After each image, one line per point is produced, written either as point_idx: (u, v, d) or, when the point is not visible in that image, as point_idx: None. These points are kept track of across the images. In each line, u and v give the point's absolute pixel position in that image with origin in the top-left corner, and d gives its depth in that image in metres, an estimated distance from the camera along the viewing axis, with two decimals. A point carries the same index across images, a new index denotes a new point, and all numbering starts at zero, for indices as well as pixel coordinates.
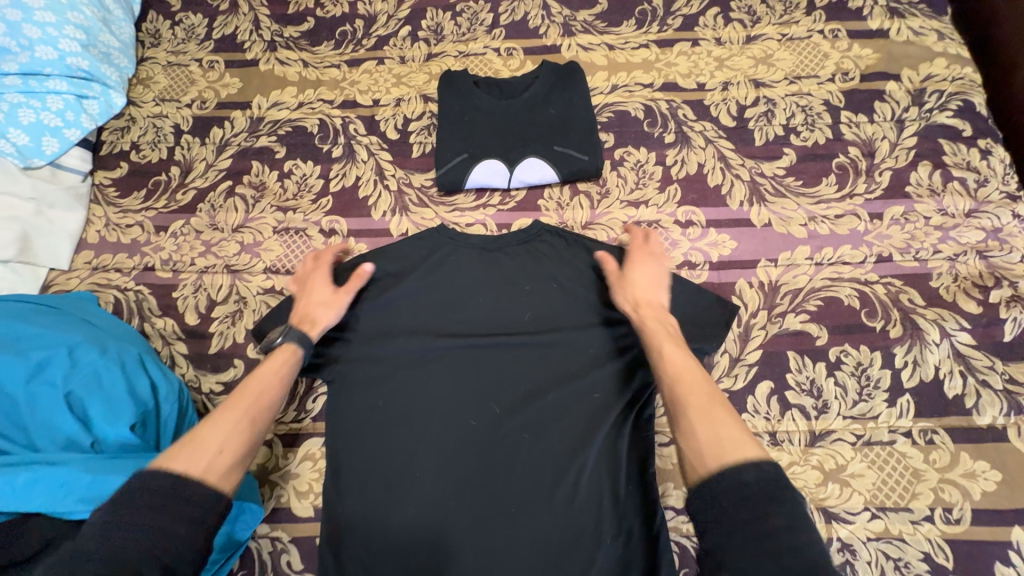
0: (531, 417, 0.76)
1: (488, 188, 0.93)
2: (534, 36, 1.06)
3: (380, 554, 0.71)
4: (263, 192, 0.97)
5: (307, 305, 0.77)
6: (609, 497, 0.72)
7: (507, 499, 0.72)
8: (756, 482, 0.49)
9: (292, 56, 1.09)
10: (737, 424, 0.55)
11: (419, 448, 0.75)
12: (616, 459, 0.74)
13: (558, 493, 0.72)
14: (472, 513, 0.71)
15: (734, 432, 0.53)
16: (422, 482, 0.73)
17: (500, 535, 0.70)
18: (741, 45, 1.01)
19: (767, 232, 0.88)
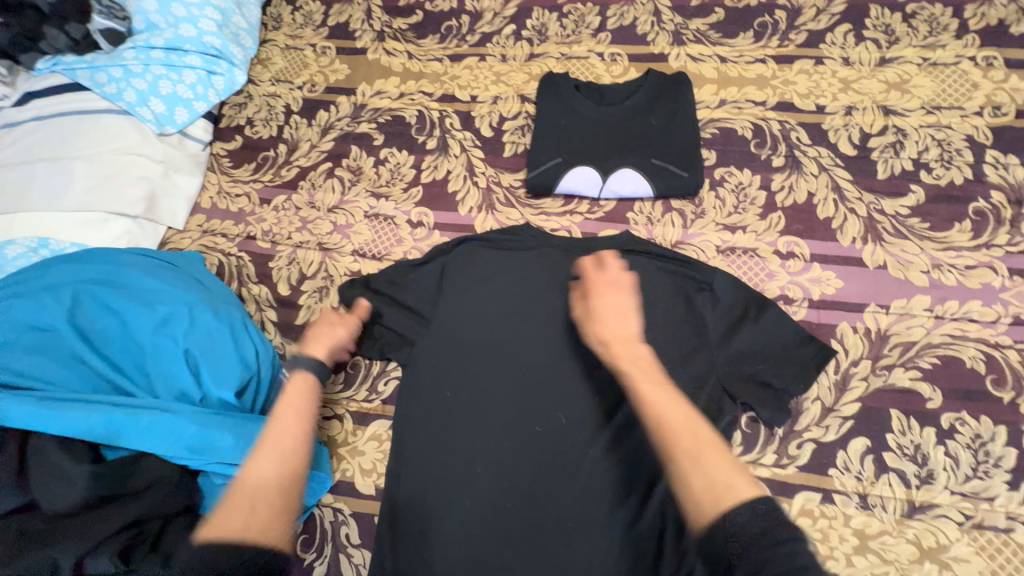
0: (599, 435, 0.74)
1: (578, 195, 0.92)
2: (641, 42, 1.02)
3: (435, 546, 0.71)
4: (359, 177, 1.01)
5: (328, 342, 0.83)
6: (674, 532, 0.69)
7: (565, 513, 0.71)
8: (749, 523, 0.42)
9: (399, 47, 1.13)
10: (733, 463, 0.46)
11: (483, 445, 0.75)
12: None
13: (618, 515, 0.70)
14: (529, 520, 0.71)
15: (733, 475, 0.45)
16: (481, 481, 0.73)
17: (553, 545, 0.70)
18: (873, 67, 0.93)
19: (881, 274, 0.80)
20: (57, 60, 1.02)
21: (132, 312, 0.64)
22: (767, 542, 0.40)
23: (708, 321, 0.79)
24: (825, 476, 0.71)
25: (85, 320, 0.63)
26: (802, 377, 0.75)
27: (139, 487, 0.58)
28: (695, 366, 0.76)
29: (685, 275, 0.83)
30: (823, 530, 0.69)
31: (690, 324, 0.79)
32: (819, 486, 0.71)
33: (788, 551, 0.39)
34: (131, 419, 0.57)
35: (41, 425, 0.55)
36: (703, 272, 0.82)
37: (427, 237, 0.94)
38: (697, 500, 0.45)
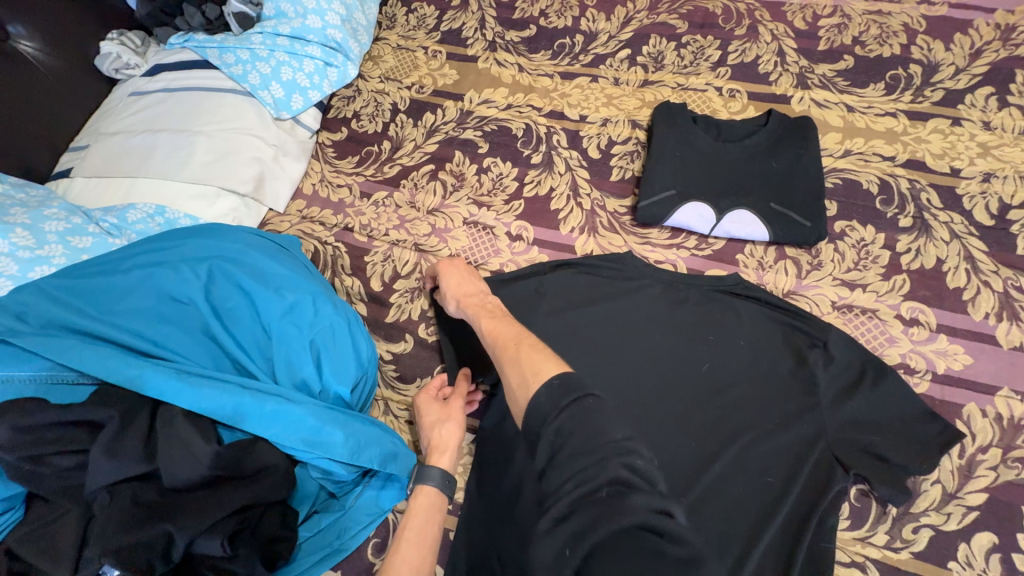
0: (695, 484, 0.71)
1: (686, 230, 0.90)
2: (763, 81, 1.00)
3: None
4: (461, 183, 1.01)
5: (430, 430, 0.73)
6: None
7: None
8: (545, 400, 0.52)
9: (509, 58, 1.13)
10: (546, 359, 0.59)
11: None
12: (786, 558, 0.67)
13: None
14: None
15: (539, 365, 0.57)
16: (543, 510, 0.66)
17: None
18: (1017, 135, 0.88)
19: (1017, 357, 0.75)
20: (189, 37, 1.06)
21: (262, 296, 0.65)
22: (565, 408, 0.51)
23: (821, 378, 0.75)
24: (943, 568, 0.66)
25: (220, 299, 0.65)
26: (926, 456, 0.70)
27: (251, 471, 0.57)
28: (803, 425, 0.73)
29: (795, 329, 0.80)
30: None
31: (800, 379, 0.76)
32: None
33: (584, 413, 0.50)
34: (255, 402, 0.58)
35: (172, 398, 0.56)
36: (817, 327, 0.79)
37: (525, 252, 0.93)
38: (516, 394, 0.57)
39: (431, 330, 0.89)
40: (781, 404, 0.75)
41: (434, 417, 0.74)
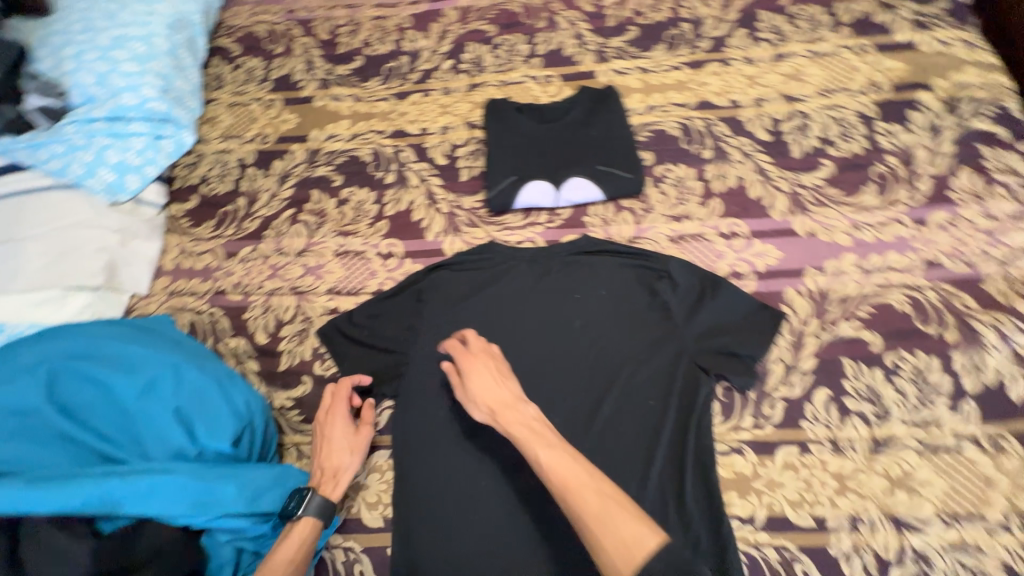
0: (592, 427, 0.79)
1: (535, 208, 0.98)
2: (570, 64, 1.12)
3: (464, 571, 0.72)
4: (323, 218, 1.03)
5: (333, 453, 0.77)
6: (674, 507, 0.73)
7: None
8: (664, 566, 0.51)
9: (345, 92, 1.18)
10: (631, 511, 0.56)
11: (485, 456, 0.79)
12: (680, 465, 0.76)
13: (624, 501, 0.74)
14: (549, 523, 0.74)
15: (638, 528, 0.54)
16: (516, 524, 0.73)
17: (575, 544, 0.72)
18: (771, 63, 1.06)
19: (812, 241, 0.90)
20: None
21: (116, 382, 0.65)
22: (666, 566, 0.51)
23: (670, 301, 0.86)
24: (799, 428, 0.78)
25: (68, 397, 0.63)
26: (762, 341, 0.83)
27: (143, 554, 0.56)
28: (666, 347, 0.84)
29: (643, 266, 0.91)
30: (806, 479, 0.75)
31: (655, 309, 0.86)
32: (795, 439, 0.77)
33: (675, 559, 0.52)
34: (131, 484, 0.58)
35: (28, 509, 0.53)
36: (657, 260, 0.91)
37: (399, 267, 0.97)
38: (609, 551, 0.53)
39: (325, 365, 0.90)
40: (645, 334, 0.85)
41: (344, 440, 0.78)
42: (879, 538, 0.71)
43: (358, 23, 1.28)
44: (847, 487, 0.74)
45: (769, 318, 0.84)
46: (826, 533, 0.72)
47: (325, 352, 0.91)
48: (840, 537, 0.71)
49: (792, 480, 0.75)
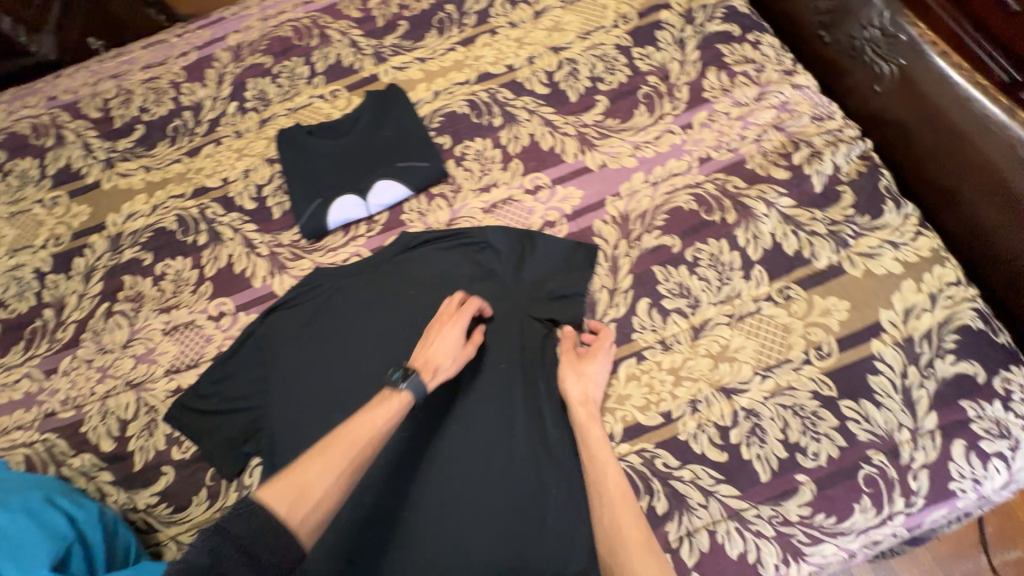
0: (459, 416, 0.82)
1: (352, 222, 0.98)
2: (352, 72, 1.12)
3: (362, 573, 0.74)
4: (142, 301, 0.98)
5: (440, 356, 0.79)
6: (545, 450, 0.79)
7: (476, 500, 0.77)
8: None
9: (132, 165, 1.11)
10: (636, 533, 0.67)
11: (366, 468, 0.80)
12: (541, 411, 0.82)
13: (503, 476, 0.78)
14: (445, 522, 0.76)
15: (646, 551, 0.65)
16: (460, 537, 0.75)
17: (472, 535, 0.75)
18: (533, 22, 1.12)
19: (604, 172, 0.97)
20: None
21: None
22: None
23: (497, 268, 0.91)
24: (632, 341, 0.85)
25: None
26: (581, 277, 0.89)
27: None
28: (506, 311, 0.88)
29: (466, 244, 0.94)
30: (648, 383, 0.82)
31: (487, 280, 0.91)
32: (631, 351, 0.84)
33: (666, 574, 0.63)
34: None
35: None
36: (475, 233, 0.94)
37: (233, 323, 0.94)
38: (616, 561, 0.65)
39: (183, 447, 0.87)
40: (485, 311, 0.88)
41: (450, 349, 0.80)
42: (716, 410, 0.79)
43: (129, 91, 1.19)
44: (681, 376, 0.82)
45: (584, 258, 0.91)
46: (674, 423, 0.79)
47: (179, 434, 0.87)
48: (685, 422, 0.79)
49: (637, 389, 0.82)
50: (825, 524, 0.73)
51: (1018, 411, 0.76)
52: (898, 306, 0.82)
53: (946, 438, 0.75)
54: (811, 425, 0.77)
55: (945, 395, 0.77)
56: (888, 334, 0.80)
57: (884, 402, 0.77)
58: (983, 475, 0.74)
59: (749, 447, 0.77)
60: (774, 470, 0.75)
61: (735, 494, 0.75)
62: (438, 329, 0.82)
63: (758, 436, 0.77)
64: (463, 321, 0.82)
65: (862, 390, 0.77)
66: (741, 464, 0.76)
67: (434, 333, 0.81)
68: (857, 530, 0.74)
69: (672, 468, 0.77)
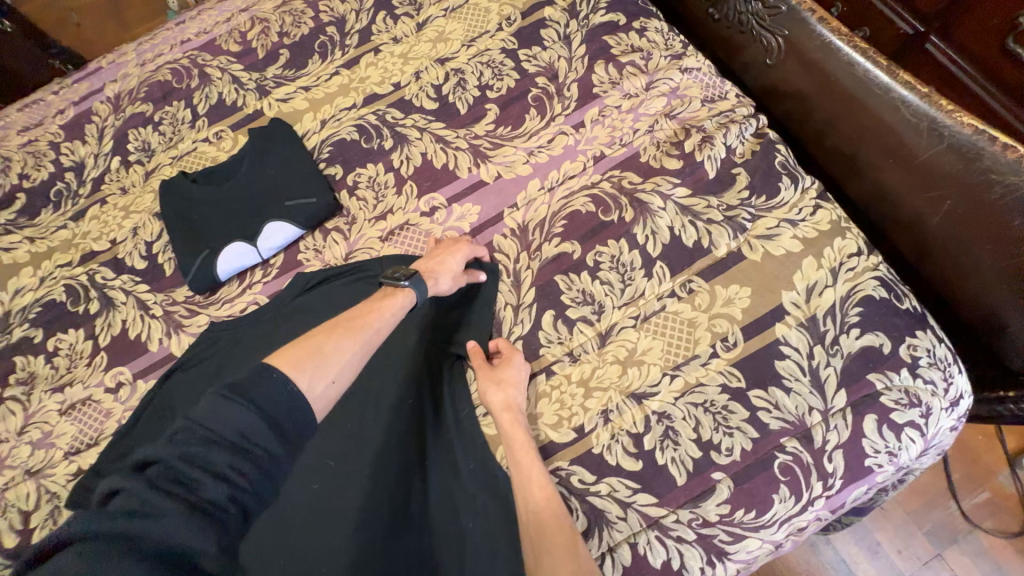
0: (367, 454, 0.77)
1: (247, 269, 0.94)
2: (235, 110, 1.07)
3: None
4: (36, 382, 0.93)
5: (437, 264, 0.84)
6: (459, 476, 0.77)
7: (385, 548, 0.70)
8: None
9: (15, 238, 1.05)
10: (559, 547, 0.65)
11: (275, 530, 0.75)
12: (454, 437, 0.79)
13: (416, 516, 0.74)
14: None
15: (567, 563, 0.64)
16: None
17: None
18: (416, 35, 1.08)
19: (499, 183, 0.94)
20: None
21: None
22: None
23: None
24: (540, 356, 0.83)
25: None
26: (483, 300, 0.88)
27: None
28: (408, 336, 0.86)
29: (361, 275, 0.90)
30: (558, 398, 0.80)
31: None
32: (539, 367, 0.82)
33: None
34: None
35: None
36: (370, 265, 0.91)
37: (133, 392, 0.90)
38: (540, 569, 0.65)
39: None
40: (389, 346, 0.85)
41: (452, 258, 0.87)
42: (628, 418, 0.77)
43: (6, 158, 1.13)
44: (591, 387, 0.79)
45: (485, 281, 0.89)
46: (587, 436, 0.77)
47: None
48: (599, 434, 0.77)
49: (548, 406, 0.80)
50: (745, 520, 0.72)
51: (927, 376, 0.75)
52: (800, 286, 0.80)
53: (857, 415, 0.74)
54: (723, 420, 0.75)
55: (853, 371, 0.75)
56: (792, 316, 0.78)
57: (793, 387, 0.75)
58: (899, 447, 0.73)
59: (663, 451, 0.75)
60: (690, 472, 0.74)
61: (652, 502, 0.73)
62: (447, 248, 0.86)
63: (671, 439, 0.75)
64: (465, 250, 0.86)
65: (770, 378, 0.76)
66: (656, 470, 0.74)
67: (441, 251, 0.86)
68: (779, 521, 0.72)
69: (588, 484, 0.75)
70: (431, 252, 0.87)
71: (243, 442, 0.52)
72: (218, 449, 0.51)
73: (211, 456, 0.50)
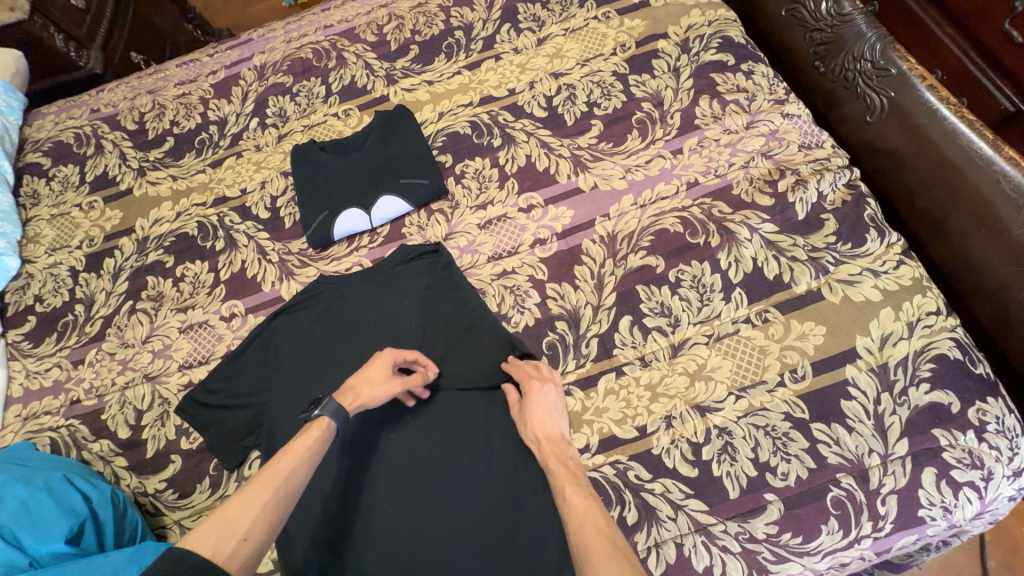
0: (439, 418, 0.87)
1: (356, 233, 1.05)
2: (364, 93, 1.20)
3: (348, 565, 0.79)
4: (162, 301, 1.06)
5: (358, 383, 0.81)
6: (517, 455, 0.82)
7: (449, 507, 0.81)
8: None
9: (161, 174, 1.20)
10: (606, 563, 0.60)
11: (349, 471, 0.85)
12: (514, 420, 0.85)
13: (473, 486, 0.81)
14: (416, 528, 0.80)
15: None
16: (440, 534, 0.79)
17: (442, 539, 0.79)
18: (535, 48, 1.18)
19: (595, 193, 1.02)
20: None
21: None
22: None
23: (463, 282, 0.98)
24: (613, 356, 0.89)
25: None
26: (566, 295, 0.94)
27: None
28: (479, 319, 0.94)
29: (439, 258, 1.00)
30: (626, 397, 0.86)
31: (460, 291, 0.97)
32: (611, 366, 0.88)
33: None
34: None
35: None
36: (444, 250, 1.01)
37: (243, 324, 1.02)
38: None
39: (192, 438, 0.94)
40: (461, 325, 0.94)
41: (374, 374, 0.82)
42: (689, 427, 0.82)
43: (162, 106, 1.29)
44: (658, 393, 0.85)
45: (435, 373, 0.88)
46: (648, 437, 0.83)
47: (188, 426, 0.95)
48: (659, 437, 0.82)
49: (615, 403, 0.86)
50: (791, 543, 0.75)
51: (992, 442, 0.77)
52: (875, 334, 0.83)
53: (917, 465, 0.76)
54: (782, 446, 0.79)
55: (918, 423, 0.78)
56: (864, 361, 0.82)
57: (856, 427, 0.78)
58: (954, 504, 0.75)
59: (720, 463, 0.79)
60: (743, 487, 0.78)
61: (703, 509, 0.78)
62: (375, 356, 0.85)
63: (728, 454, 0.80)
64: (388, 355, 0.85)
65: (834, 414, 0.79)
66: (711, 480, 0.79)
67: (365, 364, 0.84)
68: (824, 552, 0.75)
69: (643, 481, 0.80)
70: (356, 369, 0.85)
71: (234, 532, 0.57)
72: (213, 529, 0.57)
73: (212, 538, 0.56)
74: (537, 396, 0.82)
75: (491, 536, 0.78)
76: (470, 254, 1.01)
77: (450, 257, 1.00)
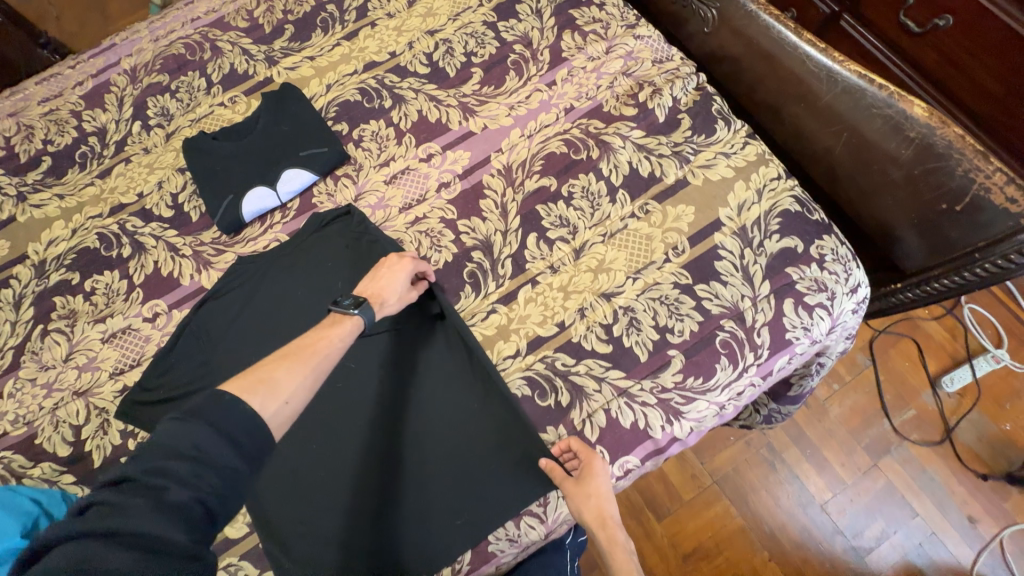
0: (382, 369, 0.93)
1: (267, 212, 1.08)
2: (247, 78, 1.20)
3: (321, 517, 0.84)
4: (76, 317, 1.04)
5: (380, 287, 0.86)
6: (461, 387, 0.91)
7: (412, 441, 0.88)
8: None
9: (44, 196, 1.15)
10: None
11: (306, 432, 0.90)
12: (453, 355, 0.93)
13: (431, 412, 0.89)
14: (382, 472, 0.86)
15: None
16: (405, 471, 0.86)
17: (410, 476, 0.86)
18: (407, 11, 1.23)
19: (486, 132, 1.10)
20: None
21: None
22: None
23: (374, 239, 1.03)
24: (526, 269, 0.99)
25: None
26: (477, 226, 1.03)
27: None
28: None
29: (353, 224, 1.05)
30: (543, 301, 0.96)
31: (370, 247, 1.02)
32: (527, 279, 0.98)
33: None
34: None
35: None
36: (352, 210, 1.06)
37: (169, 320, 1.02)
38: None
39: (139, 438, 0.94)
40: None
41: (393, 284, 0.87)
42: (599, 312, 0.94)
43: (28, 126, 1.22)
44: (570, 291, 0.96)
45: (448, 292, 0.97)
46: (567, 329, 0.94)
47: (132, 428, 0.95)
48: (576, 327, 0.94)
49: (536, 309, 0.96)
50: (695, 385, 0.90)
51: (832, 269, 0.95)
52: (733, 203, 0.99)
53: (779, 299, 0.93)
54: (676, 309, 0.93)
55: (775, 266, 0.95)
56: (727, 227, 0.97)
57: (729, 280, 0.94)
58: (811, 322, 0.93)
59: (629, 335, 0.92)
60: (650, 350, 0.91)
61: (621, 376, 0.91)
62: (392, 266, 0.89)
63: (634, 326, 0.93)
64: (410, 267, 0.89)
65: (711, 274, 0.94)
66: (624, 351, 0.92)
67: (385, 271, 0.88)
68: (722, 386, 0.90)
69: (570, 366, 0.92)
70: (374, 273, 0.88)
71: (205, 459, 0.57)
72: (178, 461, 0.57)
73: (182, 467, 0.57)
74: (591, 478, 0.81)
75: (451, 459, 0.86)
76: (382, 209, 1.07)
77: (360, 217, 1.05)
